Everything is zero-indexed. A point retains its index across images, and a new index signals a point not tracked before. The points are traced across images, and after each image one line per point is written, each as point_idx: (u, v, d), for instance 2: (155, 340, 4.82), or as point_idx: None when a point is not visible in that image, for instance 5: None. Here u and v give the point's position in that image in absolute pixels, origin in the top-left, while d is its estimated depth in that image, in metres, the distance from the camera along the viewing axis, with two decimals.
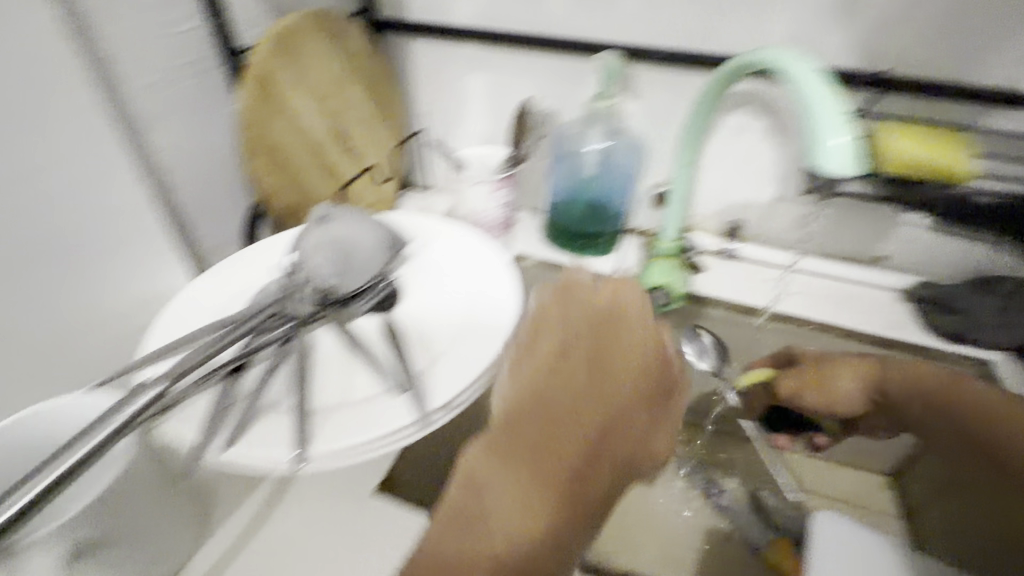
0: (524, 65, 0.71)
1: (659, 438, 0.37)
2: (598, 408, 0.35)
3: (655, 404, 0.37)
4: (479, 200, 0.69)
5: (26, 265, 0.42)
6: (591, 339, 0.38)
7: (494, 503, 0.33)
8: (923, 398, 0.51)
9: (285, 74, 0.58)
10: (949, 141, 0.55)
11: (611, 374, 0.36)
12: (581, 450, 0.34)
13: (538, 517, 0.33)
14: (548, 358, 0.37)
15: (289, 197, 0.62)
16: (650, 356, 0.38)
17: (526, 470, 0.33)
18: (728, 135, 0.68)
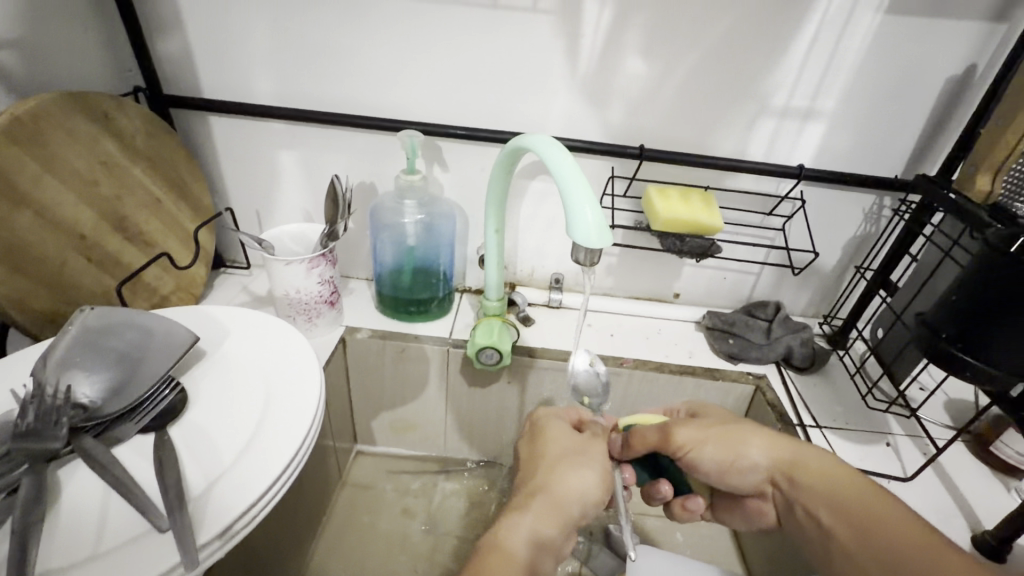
0: (331, 141, 0.71)
1: (585, 476, 0.48)
2: (547, 473, 0.49)
3: (578, 457, 0.50)
4: (293, 280, 0.66)
5: None
6: (529, 441, 0.54)
7: (510, 549, 0.43)
8: (836, 505, 0.48)
9: (29, 164, 0.51)
10: (703, 204, 0.67)
11: (562, 455, 0.51)
12: (546, 498, 0.47)
13: (529, 550, 0.43)
14: (529, 453, 0.52)
15: (48, 302, 0.54)
16: (569, 432, 0.53)
17: (520, 520, 0.45)
18: (532, 199, 0.74)
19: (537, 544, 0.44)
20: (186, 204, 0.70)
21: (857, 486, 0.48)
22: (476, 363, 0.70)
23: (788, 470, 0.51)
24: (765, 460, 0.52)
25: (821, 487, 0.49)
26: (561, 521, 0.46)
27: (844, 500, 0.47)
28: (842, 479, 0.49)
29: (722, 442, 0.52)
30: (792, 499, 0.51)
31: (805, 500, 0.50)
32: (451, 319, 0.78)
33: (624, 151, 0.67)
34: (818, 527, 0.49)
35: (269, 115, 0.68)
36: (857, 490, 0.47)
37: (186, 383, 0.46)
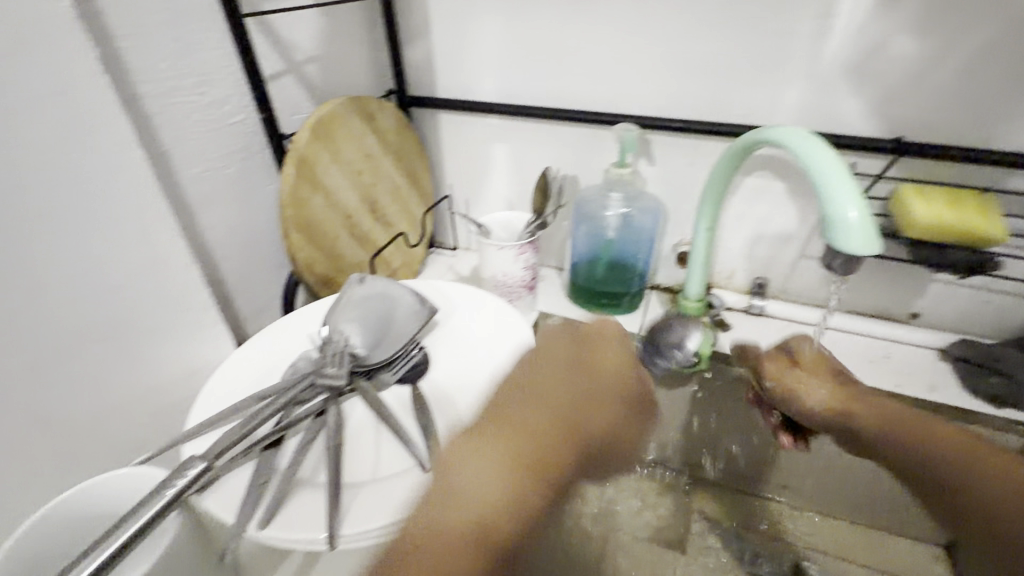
0: (543, 135, 0.75)
1: (625, 435, 0.41)
2: (582, 414, 0.40)
3: (628, 406, 0.42)
4: (502, 264, 0.71)
5: (83, 354, 0.43)
6: (578, 363, 0.42)
7: (464, 477, 0.34)
8: (597, 390, 0.41)
9: (323, 156, 0.63)
10: (978, 208, 0.55)
11: (558, 384, 0.41)
12: (565, 429, 0.38)
13: (510, 476, 0.35)
14: (535, 387, 0.41)
15: (325, 268, 0.66)
16: (623, 365, 0.43)
17: (516, 443, 0.36)
18: (746, 196, 0.69)
19: (537, 481, 0.35)
20: (416, 191, 0.80)
21: (626, 399, 0.42)
22: (670, 364, 0.68)
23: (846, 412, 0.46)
24: (827, 403, 0.48)
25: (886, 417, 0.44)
26: (575, 464, 0.38)
27: (593, 394, 0.41)
28: (620, 379, 0.43)
29: (797, 376, 0.51)
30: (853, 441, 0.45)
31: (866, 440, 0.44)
32: (642, 315, 0.77)
33: (874, 145, 0.58)
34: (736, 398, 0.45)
35: (492, 111, 0.74)
36: (616, 391, 0.42)
37: (426, 348, 0.54)
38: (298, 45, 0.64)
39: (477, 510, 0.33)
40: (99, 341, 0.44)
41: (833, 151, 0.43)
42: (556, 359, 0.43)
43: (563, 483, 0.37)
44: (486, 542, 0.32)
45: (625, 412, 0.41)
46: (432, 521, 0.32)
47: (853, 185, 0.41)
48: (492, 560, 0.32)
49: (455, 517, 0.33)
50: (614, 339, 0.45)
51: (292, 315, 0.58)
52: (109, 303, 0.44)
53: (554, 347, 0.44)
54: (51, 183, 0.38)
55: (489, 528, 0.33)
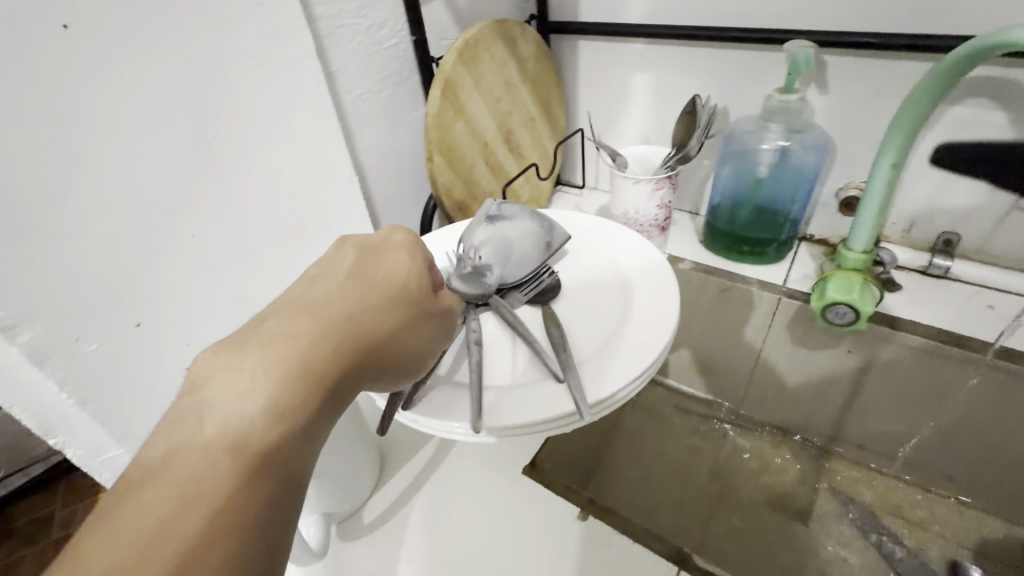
0: (694, 61, 0.68)
1: (413, 345, 0.31)
2: (350, 317, 0.28)
3: (411, 311, 0.31)
4: (636, 200, 0.68)
5: (267, 247, 0.49)
6: (355, 249, 0.32)
7: (215, 395, 0.23)
8: (381, 273, 0.31)
9: (467, 82, 0.64)
10: None
11: (376, 269, 0.31)
12: (339, 338, 0.27)
13: (261, 409, 0.23)
14: (335, 278, 0.30)
15: (461, 194, 0.69)
16: (398, 266, 0.32)
17: (253, 363, 0.24)
18: (947, 130, 0.57)
19: (296, 391, 0.24)
20: (549, 124, 0.79)
21: (402, 280, 0.31)
22: (819, 320, 0.61)
23: None
24: None
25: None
26: (347, 381, 0.27)
27: (378, 274, 0.31)
28: (400, 267, 0.32)
29: None
30: None
31: None
32: (788, 267, 0.69)
33: None
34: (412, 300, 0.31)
35: (639, 34, 0.69)
36: (400, 273, 0.32)
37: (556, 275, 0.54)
38: None
39: (193, 465, 0.21)
40: (283, 239, 0.50)
41: None
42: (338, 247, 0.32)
43: (331, 404, 0.26)
44: (213, 487, 0.21)
45: (405, 295, 0.31)
46: (147, 460, 0.22)
47: None
48: (245, 483, 0.22)
49: (203, 437, 0.22)
50: (406, 243, 0.34)
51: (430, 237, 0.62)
52: (291, 207, 0.50)
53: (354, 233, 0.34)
54: (250, 89, 0.43)
55: (210, 462, 0.22)
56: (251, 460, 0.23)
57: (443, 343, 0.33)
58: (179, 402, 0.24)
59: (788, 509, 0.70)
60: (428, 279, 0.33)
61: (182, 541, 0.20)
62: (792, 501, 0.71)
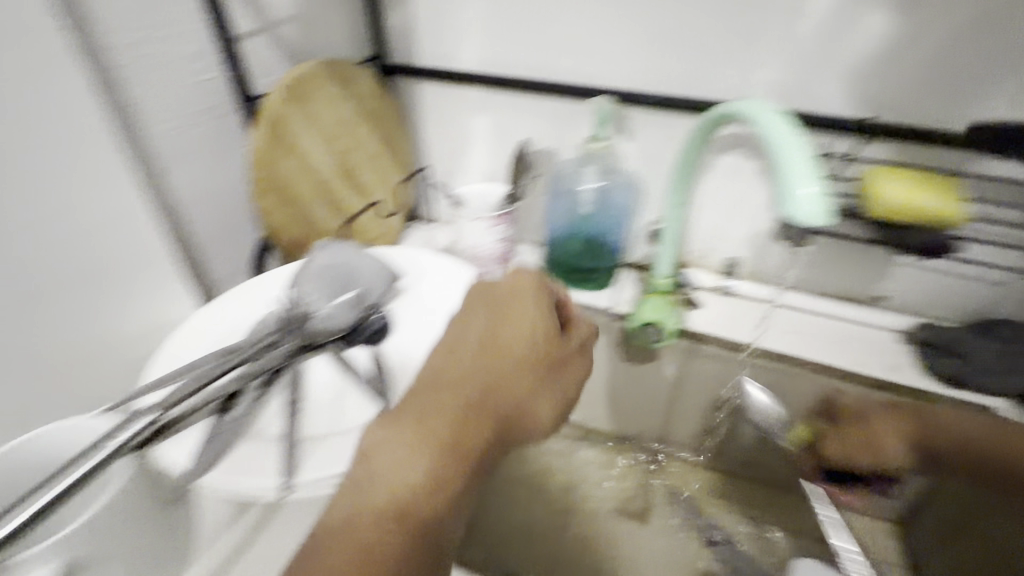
0: (523, 108, 0.74)
1: (539, 412, 0.37)
2: (496, 388, 0.35)
3: (539, 377, 0.37)
4: (476, 235, 0.72)
5: (33, 304, 0.42)
6: (491, 311, 0.38)
7: (384, 463, 0.31)
8: (515, 339, 0.37)
9: (297, 119, 0.62)
10: (946, 192, 0.57)
11: (507, 335, 0.37)
12: (478, 408, 0.34)
13: (419, 477, 0.31)
14: (470, 345, 0.37)
15: (297, 233, 0.66)
16: (529, 331, 0.38)
17: (426, 437, 0.32)
18: (720, 176, 0.69)
19: (446, 462, 0.32)
20: (395, 162, 0.80)
21: (538, 347, 0.38)
22: (636, 338, 0.70)
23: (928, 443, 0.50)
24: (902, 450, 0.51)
25: (956, 434, 0.49)
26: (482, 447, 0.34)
27: (508, 342, 0.37)
28: (540, 333, 0.38)
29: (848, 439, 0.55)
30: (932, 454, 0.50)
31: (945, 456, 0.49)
32: (615, 292, 0.77)
33: (844, 125, 0.59)
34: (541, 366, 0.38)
35: (474, 81, 0.74)
36: (530, 339, 0.38)
37: (390, 313, 0.54)
38: (274, 4, 0.63)
39: (368, 524, 0.29)
40: (67, 293, 0.44)
41: (783, 116, 0.45)
42: (472, 308, 0.39)
43: (474, 468, 0.33)
44: (385, 544, 0.29)
45: (534, 362, 0.37)
46: (331, 519, 0.30)
47: (807, 150, 0.43)
48: (408, 540, 0.30)
49: (385, 497, 0.30)
50: (535, 301, 0.39)
51: (259, 279, 0.59)
52: (70, 255, 0.44)
53: (481, 292, 0.40)
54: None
55: (387, 519, 0.30)
56: (420, 518, 0.30)
57: (564, 401, 0.39)
58: (353, 471, 0.31)
59: (631, 512, 0.77)
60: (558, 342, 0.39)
61: None
62: (634, 503, 0.78)
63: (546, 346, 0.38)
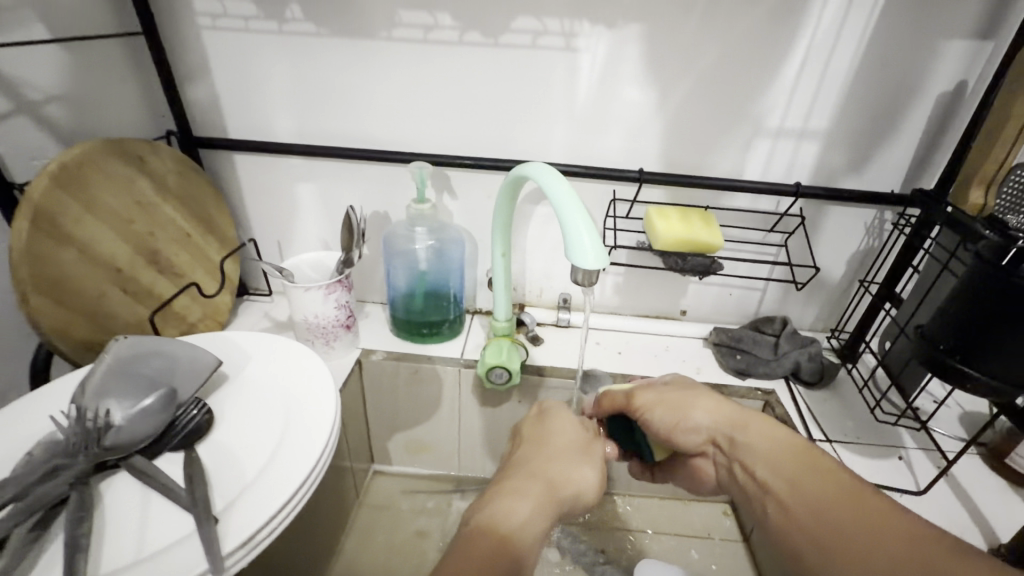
0: (347, 174, 0.75)
1: (585, 473, 0.44)
2: (556, 456, 0.45)
3: (583, 454, 0.46)
4: (312, 305, 0.69)
5: None
6: (540, 426, 0.49)
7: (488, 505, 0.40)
8: (552, 448, 0.46)
9: (73, 205, 0.55)
10: (705, 222, 0.70)
11: (540, 449, 0.46)
12: (564, 477, 0.43)
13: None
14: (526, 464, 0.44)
15: (88, 331, 0.58)
16: (582, 428, 0.49)
17: (502, 492, 0.41)
18: (538, 223, 0.77)
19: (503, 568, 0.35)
20: (213, 238, 0.75)
21: (577, 448, 0.47)
22: (487, 382, 0.72)
23: (731, 437, 0.48)
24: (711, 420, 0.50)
25: (758, 448, 0.46)
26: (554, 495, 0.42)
27: (551, 447, 0.46)
28: (581, 434, 0.48)
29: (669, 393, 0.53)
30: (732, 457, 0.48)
31: (744, 462, 0.46)
32: (463, 340, 0.80)
33: (624, 175, 0.71)
34: (574, 462, 0.45)
35: (291, 151, 0.73)
36: (566, 442, 0.47)
37: (209, 405, 0.49)
38: (33, 83, 0.56)
39: None
40: None
41: (563, 175, 0.52)
42: (529, 432, 0.48)
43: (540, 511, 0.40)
44: None
45: (570, 457, 0.45)
46: None
47: (582, 201, 0.50)
48: None
49: None
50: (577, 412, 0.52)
51: (34, 393, 0.50)
52: None
53: (535, 419, 0.50)
54: None
55: None
56: None
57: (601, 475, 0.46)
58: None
59: None
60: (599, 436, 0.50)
61: None
62: None
63: (583, 445, 0.47)
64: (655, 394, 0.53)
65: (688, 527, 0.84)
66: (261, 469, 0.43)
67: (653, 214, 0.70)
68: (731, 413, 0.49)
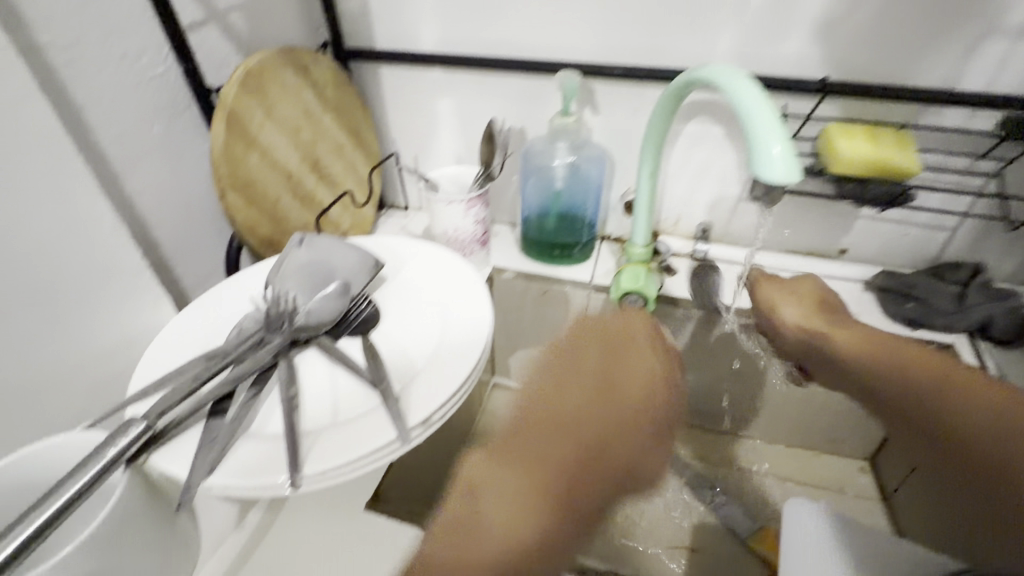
0: (488, 85, 0.74)
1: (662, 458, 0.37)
2: (625, 427, 0.37)
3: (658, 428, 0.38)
4: (453, 219, 0.71)
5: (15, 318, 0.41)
6: (604, 351, 0.41)
7: (492, 505, 0.34)
8: (613, 411, 0.37)
9: (256, 111, 0.60)
10: (898, 144, 0.59)
11: (611, 390, 0.38)
12: (637, 456, 0.36)
13: (501, 548, 0.32)
14: (568, 414, 0.37)
15: (269, 229, 0.64)
16: (653, 372, 0.40)
17: (519, 471, 0.34)
18: (687, 142, 0.71)
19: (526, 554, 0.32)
20: (362, 150, 0.78)
21: (645, 407, 0.38)
22: (619, 308, 0.70)
23: (817, 335, 0.53)
24: (796, 321, 0.55)
25: (852, 354, 0.50)
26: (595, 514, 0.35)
27: (617, 403, 0.38)
28: (652, 386, 0.39)
29: (774, 292, 0.57)
30: (820, 355, 0.53)
31: (834, 358, 0.51)
32: (592, 265, 0.78)
33: (803, 85, 0.61)
34: (639, 426, 0.37)
35: (436, 61, 0.72)
36: (637, 394, 0.38)
37: (375, 300, 0.54)
38: None
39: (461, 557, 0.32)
40: (24, 310, 0.42)
41: (753, 76, 0.46)
42: (589, 348, 0.41)
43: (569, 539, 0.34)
44: None
45: (637, 426, 0.37)
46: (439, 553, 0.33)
47: (774, 107, 0.44)
48: None
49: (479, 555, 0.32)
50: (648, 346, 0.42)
51: (235, 278, 0.57)
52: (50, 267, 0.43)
53: (596, 331, 0.43)
54: None
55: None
56: None
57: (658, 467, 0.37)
58: (457, 505, 0.35)
59: None
60: (670, 378, 0.41)
61: None
62: None
63: (659, 402, 0.39)
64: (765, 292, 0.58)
65: (814, 476, 0.81)
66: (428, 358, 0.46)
67: (832, 133, 0.60)
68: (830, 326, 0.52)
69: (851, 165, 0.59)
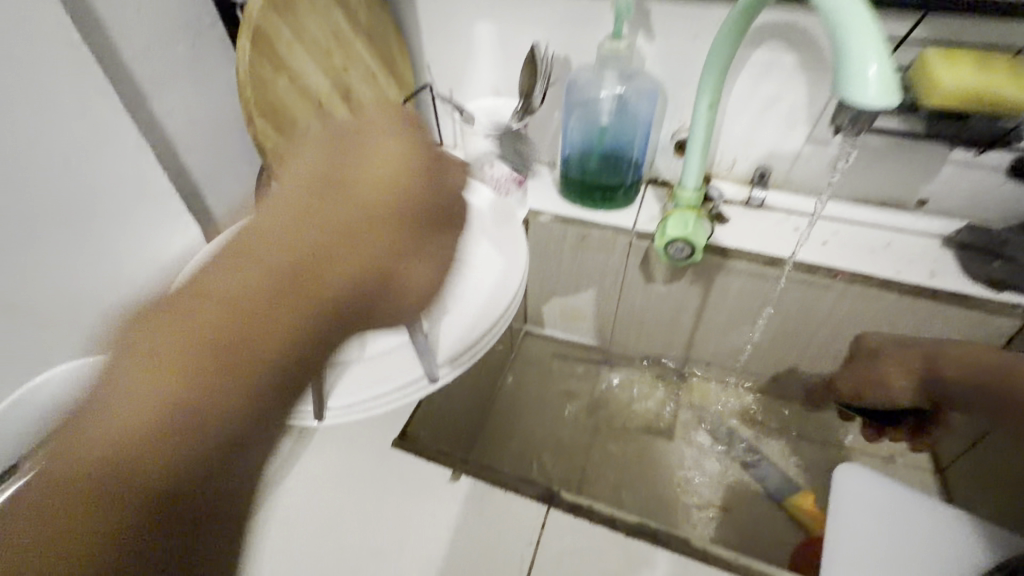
0: (533, 7, 0.67)
1: (397, 270, 0.35)
2: (353, 239, 0.34)
3: (392, 243, 0.36)
4: (489, 155, 0.67)
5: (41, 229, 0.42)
6: (329, 181, 0.35)
7: (126, 390, 0.25)
8: (326, 226, 0.33)
9: (283, 30, 0.56)
10: (1012, 73, 0.50)
11: (327, 216, 0.34)
12: (355, 264, 0.33)
13: (148, 422, 0.24)
14: (296, 236, 0.32)
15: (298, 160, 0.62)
16: (383, 184, 0.37)
17: (197, 331, 0.26)
18: (753, 73, 0.63)
19: (217, 384, 0.26)
20: (395, 79, 0.74)
21: (377, 227, 0.35)
22: (663, 256, 0.66)
23: (928, 365, 0.57)
24: (902, 380, 0.59)
25: (962, 372, 0.54)
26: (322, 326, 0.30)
27: (354, 226, 0.34)
28: (373, 209, 0.36)
29: (864, 369, 0.64)
30: (947, 392, 0.56)
31: (943, 386, 0.56)
32: (636, 211, 0.73)
33: (901, 2, 0.52)
34: (378, 248, 0.35)
35: None
36: (372, 209, 0.36)
37: None
38: None
39: (120, 435, 0.24)
40: (54, 220, 0.43)
41: None
42: (301, 193, 0.35)
43: (289, 371, 0.28)
44: (136, 454, 0.23)
45: (381, 244, 0.35)
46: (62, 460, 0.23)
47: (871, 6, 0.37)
48: (152, 498, 0.23)
49: (132, 427, 0.24)
50: (379, 155, 0.38)
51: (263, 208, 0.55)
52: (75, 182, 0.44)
53: (318, 168, 0.37)
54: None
55: (156, 446, 0.24)
56: (175, 466, 0.24)
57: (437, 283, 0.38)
58: (110, 367, 0.26)
59: (657, 430, 0.79)
60: (408, 203, 0.38)
61: (109, 498, 0.22)
62: (659, 422, 0.80)
63: (392, 209, 0.37)
64: (857, 376, 0.64)
65: (862, 443, 0.77)
66: (459, 296, 0.44)
67: (930, 59, 0.52)
68: (913, 355, 0.58)
69: (947, 98, 0.51)
